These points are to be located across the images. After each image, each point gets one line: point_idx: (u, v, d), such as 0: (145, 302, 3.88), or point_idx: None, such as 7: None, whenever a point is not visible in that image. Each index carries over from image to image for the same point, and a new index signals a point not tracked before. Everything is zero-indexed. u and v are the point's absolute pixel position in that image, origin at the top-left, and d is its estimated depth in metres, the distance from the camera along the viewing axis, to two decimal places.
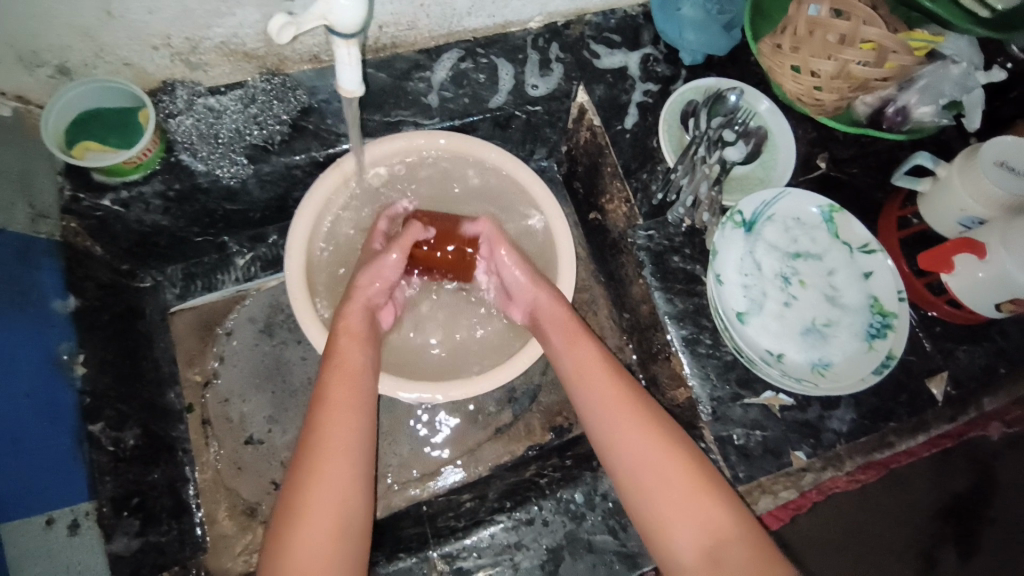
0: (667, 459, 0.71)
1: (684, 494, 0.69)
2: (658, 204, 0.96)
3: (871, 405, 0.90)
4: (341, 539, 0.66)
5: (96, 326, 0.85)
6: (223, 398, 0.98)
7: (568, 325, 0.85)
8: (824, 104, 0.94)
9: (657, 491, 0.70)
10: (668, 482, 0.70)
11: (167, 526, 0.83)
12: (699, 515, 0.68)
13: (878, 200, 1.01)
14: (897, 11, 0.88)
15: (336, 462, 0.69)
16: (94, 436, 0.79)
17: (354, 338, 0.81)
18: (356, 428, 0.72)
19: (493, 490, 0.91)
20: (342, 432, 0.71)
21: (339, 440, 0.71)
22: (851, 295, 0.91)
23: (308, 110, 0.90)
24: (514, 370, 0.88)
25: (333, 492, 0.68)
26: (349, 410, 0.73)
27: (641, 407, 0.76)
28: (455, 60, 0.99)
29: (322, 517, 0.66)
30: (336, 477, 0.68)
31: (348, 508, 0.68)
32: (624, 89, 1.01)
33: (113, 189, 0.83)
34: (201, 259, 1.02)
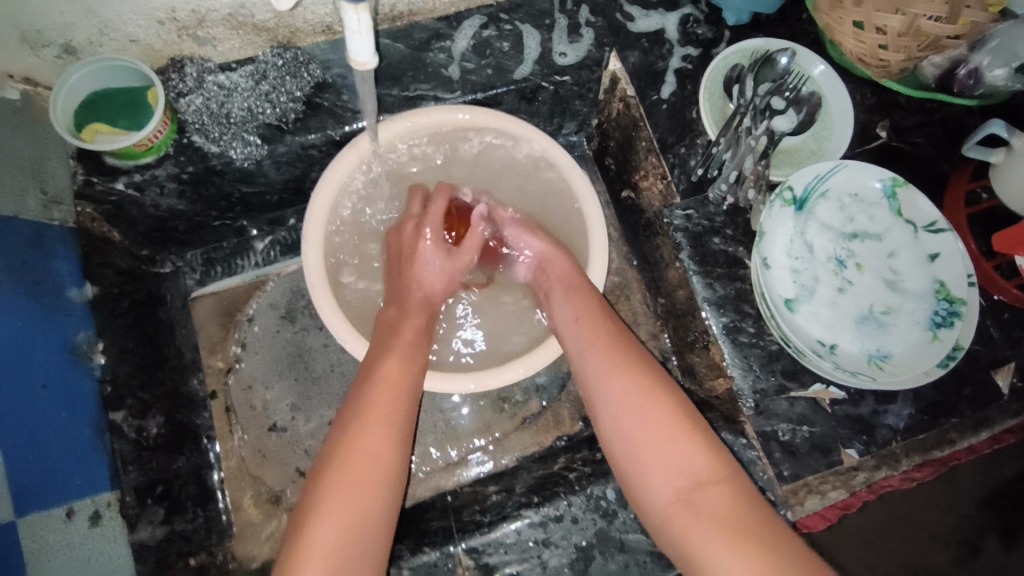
0: (692, 458, 0.66)
1: (662, 451, 0.67)
2: (697, 180, 0.88)
3: (930, 400, 0.83)
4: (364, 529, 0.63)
5: (116, 313, 0.84)
6: (246, 384, 0.96)
7: (567, 279, 0.82)
8: (890, 66, 0.84)
9: (642, 444, 0.68)
10: (653, 438, 0.68)
11: (193, 514, 0.84)
12: (686, 472, 0.66)
13: (944, 172, 0.91)
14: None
15: (370, 448, 0.67)
16: (116, 425, 0.79)
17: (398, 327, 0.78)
18: (395, 414, 0.70)
19: (520, 483, 0.88)
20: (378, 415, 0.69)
21: (376, 425, 0.68)
22: (913, 280, 0.82)
23: (322, 86, 0.86)
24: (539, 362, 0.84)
25: (363, 477, 0.65)
26: (389, 398, 0.71)
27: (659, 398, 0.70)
28: (477, 27, 0.92)
29: (346, 499, 0.64)
30: (371, 462, 0.66)
31: (376, 494, 0.65)
32: (659, 54, 0.93)
33: (127, 172, 0.81)
34: (221, 244, 1.00)
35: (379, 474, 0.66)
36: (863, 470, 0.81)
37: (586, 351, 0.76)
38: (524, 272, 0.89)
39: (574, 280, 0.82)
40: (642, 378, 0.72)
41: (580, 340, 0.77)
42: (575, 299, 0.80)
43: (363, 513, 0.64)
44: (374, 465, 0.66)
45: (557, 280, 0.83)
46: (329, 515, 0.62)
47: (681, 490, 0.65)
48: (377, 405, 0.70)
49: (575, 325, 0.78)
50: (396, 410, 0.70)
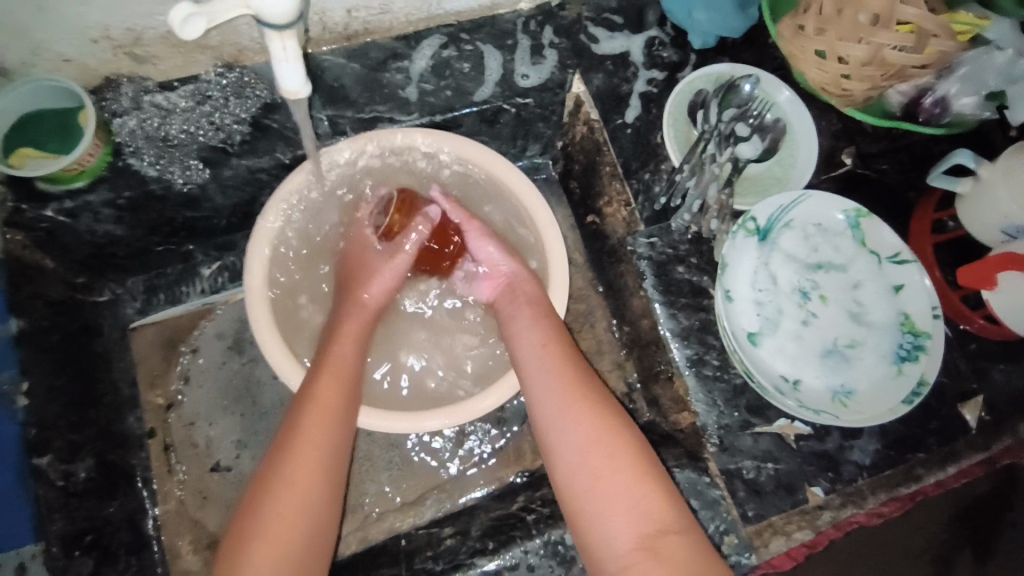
0: (636, 499, 0.64)
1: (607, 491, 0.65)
2: (661, 208, 0.86)
3: (896, 434, 0.81)
4: None
5: (44, 348, 0.78)
6: (188, 420, 0.91)
7: (533, 302, 0.79)
8: (853, 94, 0.83)
9: (582, 495, 0.66)
10: (602, 480, 0.65)
11: (126, 563, 0.77)
12: (625, 527, 0.63)
13: (910, 201, 0.90)
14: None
15: (297, 508, 0.63)
16: (40, 470, 0.74)
17: (335, 366, 0.72)
18: (327, 466, 0.66)
19: (477, 525, 0.82)
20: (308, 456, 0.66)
21: (305, 482, 0.64)
22: (877, 312, 0.81)
23: (271, 107, 0.81)
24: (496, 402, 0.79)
25: (286, 541, 0.62)
26: (321, 451, 0.67)
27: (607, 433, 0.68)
28: (436, 47, 0.88)
29: (268, 567, 0.60)
30: (297, 524, 0.63)
31: (301, 559, 0.62)
32: (625, 78, 0.91)
33: (58, 199, 0.76)
34: (164, 270, 0.95)
35: (306, 537, 0.63)
36: (829, 509, 0.78)
37: (537, 383, 0.73)
38: (486, 288, 0.86)
39: (533, 306, 0.79)
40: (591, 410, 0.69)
41: (532, 371, 0.74)
42: (530, 324, 0.77)
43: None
44: (301, 527, 0.63)
45: (517, 304, 0.80)
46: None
47: (618, 546, 0.63)
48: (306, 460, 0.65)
49: (527, 356, 0.75)
50: (327, 464, 0.66)
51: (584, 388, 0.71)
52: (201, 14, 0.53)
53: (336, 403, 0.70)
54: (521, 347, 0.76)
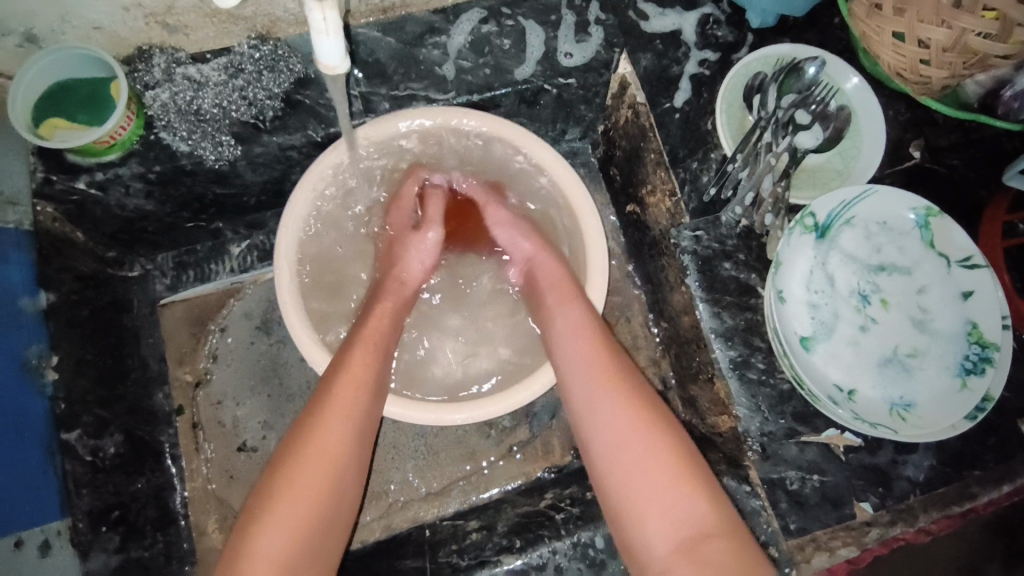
0: (671, 487, 0.61)
1: (639, 476, 0.62)
2: (710, 200, 0.81)
3: (954, 451, 0.75)
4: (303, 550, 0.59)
5: (75, 322, 0.78)
6: (215, 400, 0.91)
7: (560, 288, 0.76)
8: (931, 83, 0.75)
9: (614, 483, 0.63)
10: (634, 465, 0.62)
11: (151, 540, 0.77)
12: (658, 524, 0.60)
13: (979, 199, 0.82)
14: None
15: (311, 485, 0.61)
16: (69, 445, 0.74)
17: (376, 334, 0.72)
18: (350, 435, 0.64)
19: (503, 521, 0.81)
20: (341, 423, 0.64)
21: (326, 455, 0.62)
22: (944, 320, 0.74)
23: (304, 82, 0.78)
24: (519, 400, 0.77)
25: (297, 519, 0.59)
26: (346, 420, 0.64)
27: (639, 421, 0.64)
28: (476, 22, 0.84)
29: (283, 530, 0.58)
30: (311, 502, 0.60)
31: (309, 539, 0.59)
32: (675, 58, 0.85)
33: (88, 171, 0.75)
34: (194, 247, 0.94)
35: (325, 507, 0.61)
36: (878, 526, 0.73)
37: (571, 364, 0.70)
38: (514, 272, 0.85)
39: (564, 288, 0.76)
40: (627, 396, 0.66)
41: (563, 352, 0.71)
42: (567, 305, 0.74)
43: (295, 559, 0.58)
44: (315, 504, 0.60)
45: (556, 283, 0.77)
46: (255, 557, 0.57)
47: (645, 537, 0.60)
48: (328, 436, 0.63)
49: (562, 336, 0.72)
50: (353, 431, 0.65)
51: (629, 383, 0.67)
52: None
53: (369, 373, 0.68)
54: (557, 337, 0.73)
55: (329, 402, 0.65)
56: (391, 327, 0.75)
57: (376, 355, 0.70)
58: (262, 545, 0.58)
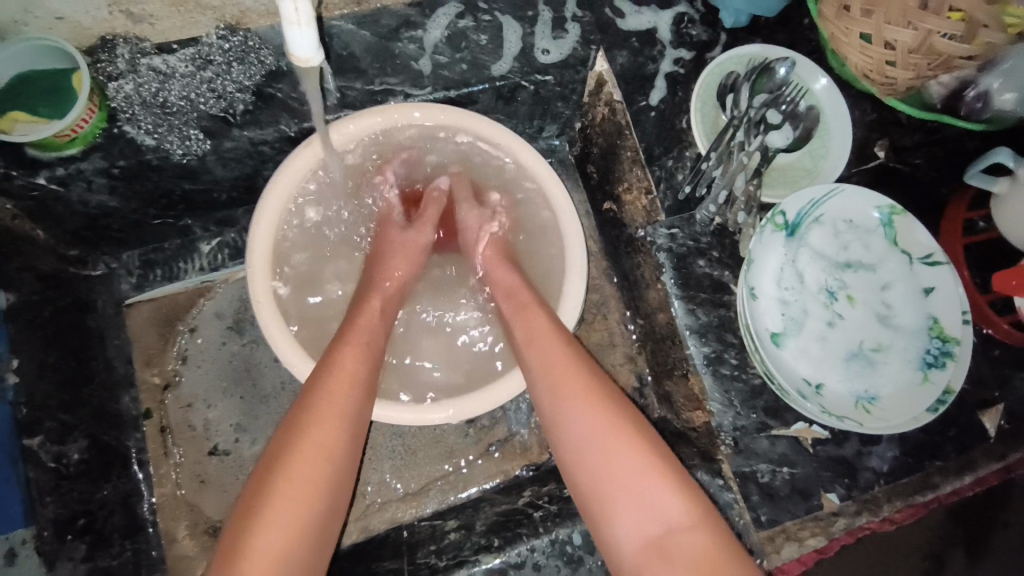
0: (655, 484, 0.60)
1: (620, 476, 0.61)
2: (684, 198, 0.82)
3: (915, 442, 0.78)
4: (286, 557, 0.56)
5: (34, 324, 0.75)
6: (185, 403, 0.89)
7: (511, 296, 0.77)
8: (896, 84, 0.77)
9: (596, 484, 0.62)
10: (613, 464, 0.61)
11: (120, 548, 0.76)
12: (638, 525, 0.59)
13: (941, 197, 0.85)
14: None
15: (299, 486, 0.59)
16: (31, 452, 0.71)
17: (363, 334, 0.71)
18: (337, 436, 0.63)
19: (481, 520, 0.81)
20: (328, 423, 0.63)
21: (314, 456, 0.60)
22: (906, 315, 0.77)
23: (275, 75, 0.76)
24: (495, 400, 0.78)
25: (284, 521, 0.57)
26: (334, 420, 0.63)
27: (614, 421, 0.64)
28: (452, 16, 0.83)
29: (267, 538, 0.56)
30: (298, 502, 0.58)
31: (297, 541, 0.57)
32: (651, 56, 0.85)
33: (49, 166, 0.71)
34: (161, 245, 0.91)
35: (311, 511, 0.59)
36: (844, 516, 0.76)
37: (541, 367, 0.69)
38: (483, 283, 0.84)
39: (521, 298, 0.76)
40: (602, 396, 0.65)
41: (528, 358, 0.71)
42: (533, 312, 0.74)
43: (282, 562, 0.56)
44: (300, 505, 0.58)
45: (511, 293, 0.77)
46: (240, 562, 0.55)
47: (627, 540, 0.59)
48: (316, 435, 0.61)
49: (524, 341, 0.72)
50: (341, 433, 0.63)
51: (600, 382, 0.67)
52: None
53: (356, 373, 0.67)
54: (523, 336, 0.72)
55: (315, 401, 0.64)
56: (382, 327, 0.74)
57: (366, 354, 0.70)
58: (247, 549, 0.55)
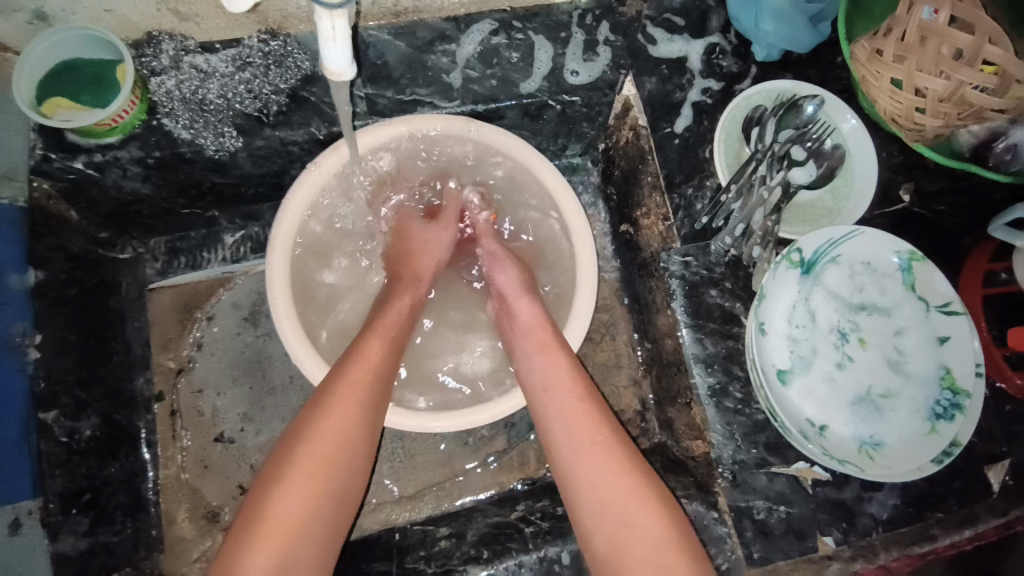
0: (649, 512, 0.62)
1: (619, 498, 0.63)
2: (701, 228, 0.82)
3: (917, 491, 0.77)
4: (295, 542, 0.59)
5: (61, 302, 0.77)
6: (196, 388, 0.91)
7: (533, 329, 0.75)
8: (924, 131, 0.76)
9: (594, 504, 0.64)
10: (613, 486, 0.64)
11: (121, 524, 0.78)
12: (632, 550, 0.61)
13: (963, 246, 0.84)
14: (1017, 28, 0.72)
15: (314, 474, 0.62)
16: (45, 425, 0.73)
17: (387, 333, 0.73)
18: (353, 431, 0.65)
19: (473, 529, 0.81)
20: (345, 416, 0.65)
21: (329, 447, 0.63)
22: (919, 363, 0.76)
23: (310, 79, 0.79)
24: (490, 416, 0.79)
25: (297, 506, 0.60)
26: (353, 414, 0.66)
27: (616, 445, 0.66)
28: (486, 33, 0.84)
29: (277, 523, 0.59)
30: (313, 490, 0.61)
31: (308, 530, 0.60)
32: (679, 84, 0.86)
33: (88, 151, 0.74)
34: (187, 233, 0.94)
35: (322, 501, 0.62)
36: (838, 560, 0.75)
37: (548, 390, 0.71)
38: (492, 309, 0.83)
39: (540, 331, 0.75)
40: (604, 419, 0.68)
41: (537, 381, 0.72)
42: (552, 346, 0.74)
43: (292, 546, 0.59)
44: (313, 494, 0.61)
45: (532, 328, 0.76)
46: (253, 542, 0.58)
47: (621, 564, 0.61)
48: (333, 424, 0.64)
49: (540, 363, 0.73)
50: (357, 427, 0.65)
51: (595, 399, 0.69)
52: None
53: (378, 370, 0.69)
54: (535, 348, 0.74)
55: (335, 392, 0.66)
56: (405, 323, 0.76)
57: (388, 348, 0.72)
58: (264, 528, 0.59)
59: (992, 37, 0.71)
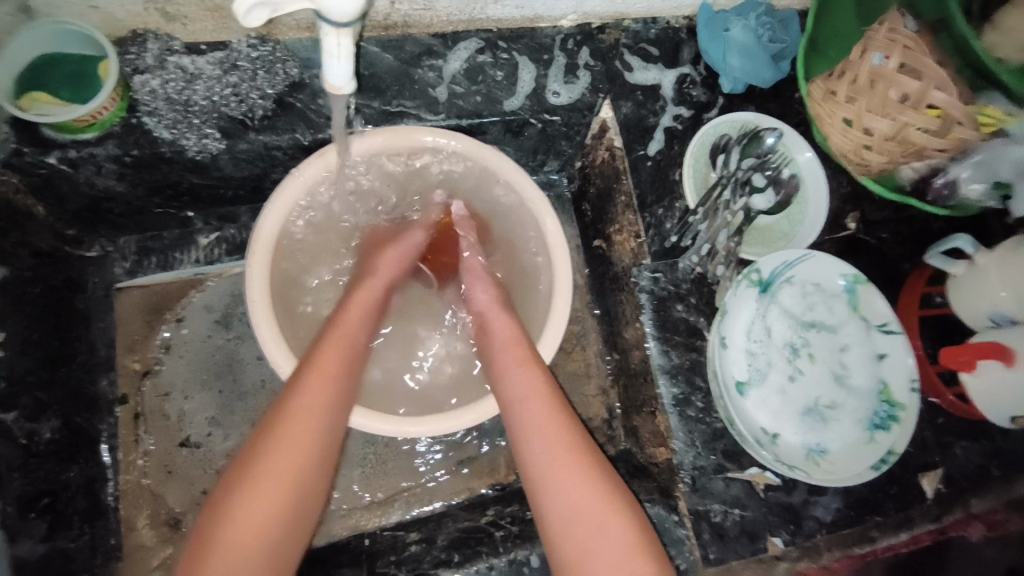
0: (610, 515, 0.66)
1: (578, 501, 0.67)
2: (670, 245, 0.88)
3: (859, 495, 0.83)
4: (265, 544, 0.61)
5: (26, 300, 0.75)
6: (163, 391, 0.89)
7: (514, 343, 0.78)
8: (871, 165, 0.85)
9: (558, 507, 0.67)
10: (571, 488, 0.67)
11: (78, 531, 0.77)
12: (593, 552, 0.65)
13: (903, 271, 0.92)
14: (962, 72, 0.75)
15: (272, 490, 0.62)
16: (5, 426, 0.70)
17: (346, 334, 0.74)
18: (317, 434, 0.66)
19: (443, 534, 0.83)
20: (307, 419, 0.66)
21: (295, 450, 0.64)
22: (860, 377, 0.83)
23: (297, 86, 0.80)
24: (473, 419, 0.80)
25: (252, 523, 0.61)
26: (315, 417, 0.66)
27: (576, 449, 0.70)
28: (472, 51, 0.88)
29: (244, 530, 0.60)
30: (270, 505, 0.62)
31: (266, 545, 0.61)
32: (652, 110, 0.91)
33: (61, 146, 0.73)
34: (160, 233, 0.93)
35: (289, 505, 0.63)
36: (785, 560, 0.80)
37: (517, 399, 0.74)
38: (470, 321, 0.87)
39: (514, 344, 0.78)
40: (564, 423, 0.72)
41: (516, 394, 0.74)
42: (530, 360, 0.77)
43: (250, 563, 0.60)
44: (280, 498, 0.62)
45: (509, 341, 0.79)
46: (219, 547, 0.59)
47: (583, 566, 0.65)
48: (295, 428, 0.65)
49: (511, 368, 0.76)
50: (319, 429, 0.66)
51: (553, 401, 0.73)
52: (263, 4, 0.52)
53: (337, 373, 0.70)
54: (510, 359, 0.77)
55: (296, 397, 0.67)
56: (365, 332, 0.76)
57: (346, 360, 0.72)
58: (220, 547, 0.59)
59: (938, 85, 0.76)
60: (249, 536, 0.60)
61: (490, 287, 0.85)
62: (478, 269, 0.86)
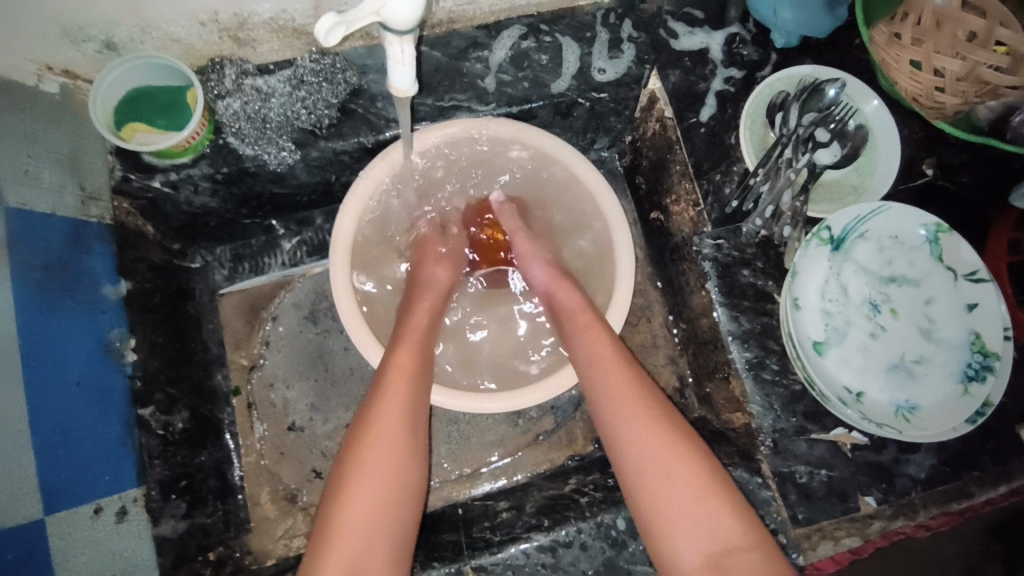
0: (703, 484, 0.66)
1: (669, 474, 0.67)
2: (731, 211, 0.86)
3: (953, 451, 0.80)
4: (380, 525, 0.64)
5: (147, 309, 0.85)
6: (268, 382, 0.99)
7: (576, 318, 0.81)
8: (945, 108, 0.79)
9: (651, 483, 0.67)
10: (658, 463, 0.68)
11: (213, 507, 0.87)
12: (693, 523, 0.65)
13: (987, 215, 0.86)
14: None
15: (379, 478, 0.65)
16: (144, 420, 0.81)
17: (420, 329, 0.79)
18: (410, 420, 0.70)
19: (531, 502, 0.87)
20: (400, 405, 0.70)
21: (394, 434, 0.68)
22: (948, 330, 0.80)
23: (358, 92, 0.85)
24: (542, 396, 0.84)
25: (365, 511, 0.64)
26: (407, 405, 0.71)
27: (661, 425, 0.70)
28: (516, 38, 0.90)
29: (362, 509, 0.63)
30: (382, 486, 0.65)
31: (384, 525, 0.64)
32: (702, 75, 0.90)
33: (163, 171, 0.82)
34: (248, 241, 1.02)
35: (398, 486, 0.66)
36: (880, 518, 0.80)
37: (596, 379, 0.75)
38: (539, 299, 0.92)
39: (582, 316, 0.81)
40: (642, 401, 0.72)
41: (589, 373, 0.76)
42: (593, 331, 0.79)
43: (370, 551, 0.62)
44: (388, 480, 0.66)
45: (573, 310, 0.82)
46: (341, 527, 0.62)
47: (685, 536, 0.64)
48: (392, 414, 0.69)
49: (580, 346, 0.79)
50: (412, 415, 0.70)
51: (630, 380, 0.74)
52: (340, 22, 0.55)
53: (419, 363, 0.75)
54: (575, 331, 0.80)
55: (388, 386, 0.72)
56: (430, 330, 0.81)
57: (420, 355, 0.76)
58: (339, 531, 0.62)
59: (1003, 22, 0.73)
60: (367, 517, 0.63)
61: (548, 263, 0.89)
62: (534, 251, 0.90)
